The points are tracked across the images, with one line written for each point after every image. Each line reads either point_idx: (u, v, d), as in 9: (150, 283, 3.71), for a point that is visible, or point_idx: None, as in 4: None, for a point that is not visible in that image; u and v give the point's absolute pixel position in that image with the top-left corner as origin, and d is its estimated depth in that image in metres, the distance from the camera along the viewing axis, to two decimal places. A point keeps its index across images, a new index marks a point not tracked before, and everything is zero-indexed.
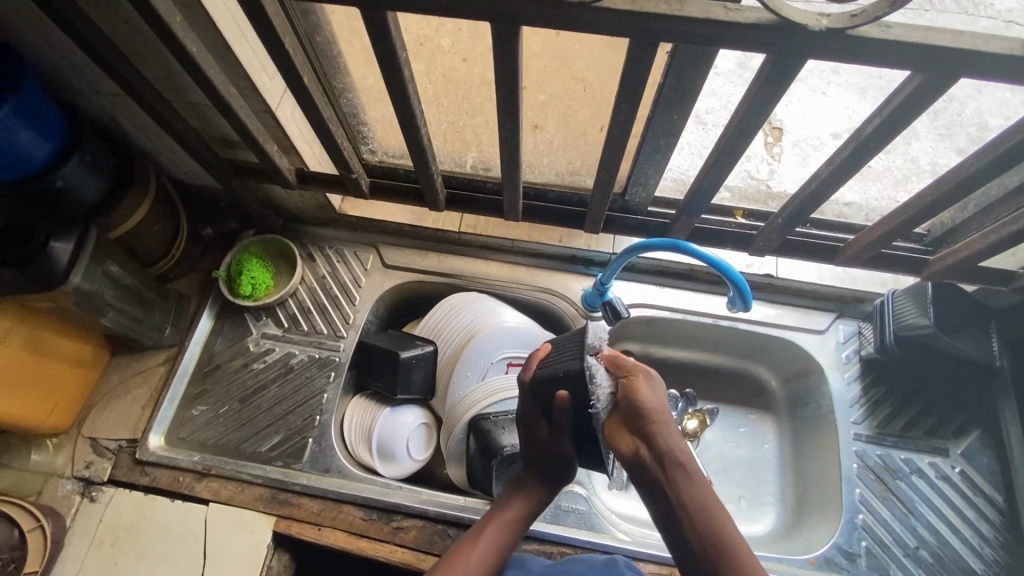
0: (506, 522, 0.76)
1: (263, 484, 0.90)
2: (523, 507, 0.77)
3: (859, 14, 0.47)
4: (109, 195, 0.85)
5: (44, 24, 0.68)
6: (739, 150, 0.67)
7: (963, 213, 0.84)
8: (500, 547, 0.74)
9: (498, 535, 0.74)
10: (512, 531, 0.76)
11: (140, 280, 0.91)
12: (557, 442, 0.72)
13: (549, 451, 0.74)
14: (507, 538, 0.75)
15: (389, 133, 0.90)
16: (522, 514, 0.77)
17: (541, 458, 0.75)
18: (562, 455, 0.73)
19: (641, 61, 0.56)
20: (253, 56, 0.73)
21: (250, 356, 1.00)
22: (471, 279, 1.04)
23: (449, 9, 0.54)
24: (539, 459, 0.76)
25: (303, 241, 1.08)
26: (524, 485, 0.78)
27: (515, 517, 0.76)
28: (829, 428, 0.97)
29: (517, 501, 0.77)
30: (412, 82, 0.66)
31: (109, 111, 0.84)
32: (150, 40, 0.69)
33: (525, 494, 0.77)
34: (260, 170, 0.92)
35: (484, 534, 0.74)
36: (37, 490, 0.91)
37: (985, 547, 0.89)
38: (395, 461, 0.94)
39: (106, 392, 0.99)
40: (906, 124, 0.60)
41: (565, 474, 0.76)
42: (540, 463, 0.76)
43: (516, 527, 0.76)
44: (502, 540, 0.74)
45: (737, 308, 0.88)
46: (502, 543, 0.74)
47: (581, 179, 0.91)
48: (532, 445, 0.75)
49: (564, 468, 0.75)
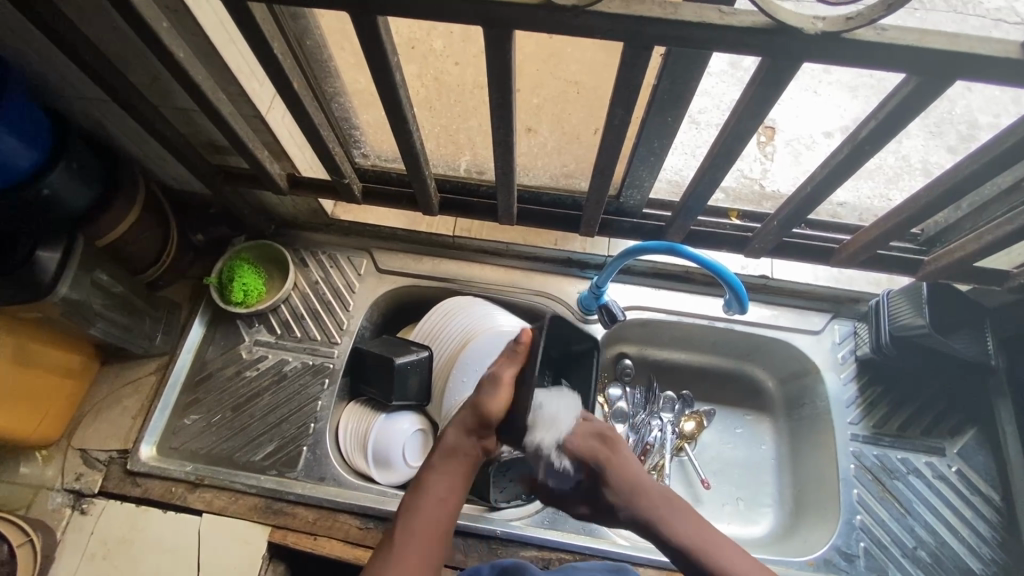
0: (437, 475, 0.71)
1: (258, 494, 0.89)
2: (453, 457, 0.72)
3: (854, 17, 0.46)
4: (97, 203, 0.84)
5: (26, 29, 0.66)
6: (734, 152, 0.67)
7: (956, 214, 0.85)
8: (435, 513, 0.69)
9: (430, 496, 0.70)
10: (444, 482, 0.71)
11: (129, 288, 0.89)
12: (498, 366, 0.72)
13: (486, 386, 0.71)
14: (441, 496, 0.70)
15: (381, 137, 0.89)
16: (456, 466, 0.72)
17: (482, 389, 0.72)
18: (497, 383, 0.71)
19: (635, 64, 0.55)
20: (241, 60, 0.72)
21: (242, 364, 0.99)
22: (467, 282, 1.03)
23: (440, 14, 0.53)
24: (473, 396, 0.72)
25: (295, 246, 1.07)
26: (453, 428, 0.73)
27: (444, 467, 0.72)
28: (826, 428, 0.97)
29: (443, 451, 0.73)
30: (404, 87, 0.65)
31: (96, 116, 0.82)
32: (136, 46, 0.68)
33: (450, 442, 0.73)
34: (250, 176, 0.90)
35: (415, 500, 0.70)
36: (27, 504, 0.90)
37: (982, 547, 0.89)
38: (393, 468, 0.93)
39: (97, 402, 0.97)
40: (903, 125, 0.59)
41: (493, 413, 0.70)
42: (472, 405, 0.72)
43: (450, 483, 0.71)
44: (440, 501, 0.70)
45: (732, 311, 0.88)
46: (436, 501, 0.69)
47: (576, 182, 0.91)
48: (481, 382, 0.74)
49: (497, 396, 0.70)
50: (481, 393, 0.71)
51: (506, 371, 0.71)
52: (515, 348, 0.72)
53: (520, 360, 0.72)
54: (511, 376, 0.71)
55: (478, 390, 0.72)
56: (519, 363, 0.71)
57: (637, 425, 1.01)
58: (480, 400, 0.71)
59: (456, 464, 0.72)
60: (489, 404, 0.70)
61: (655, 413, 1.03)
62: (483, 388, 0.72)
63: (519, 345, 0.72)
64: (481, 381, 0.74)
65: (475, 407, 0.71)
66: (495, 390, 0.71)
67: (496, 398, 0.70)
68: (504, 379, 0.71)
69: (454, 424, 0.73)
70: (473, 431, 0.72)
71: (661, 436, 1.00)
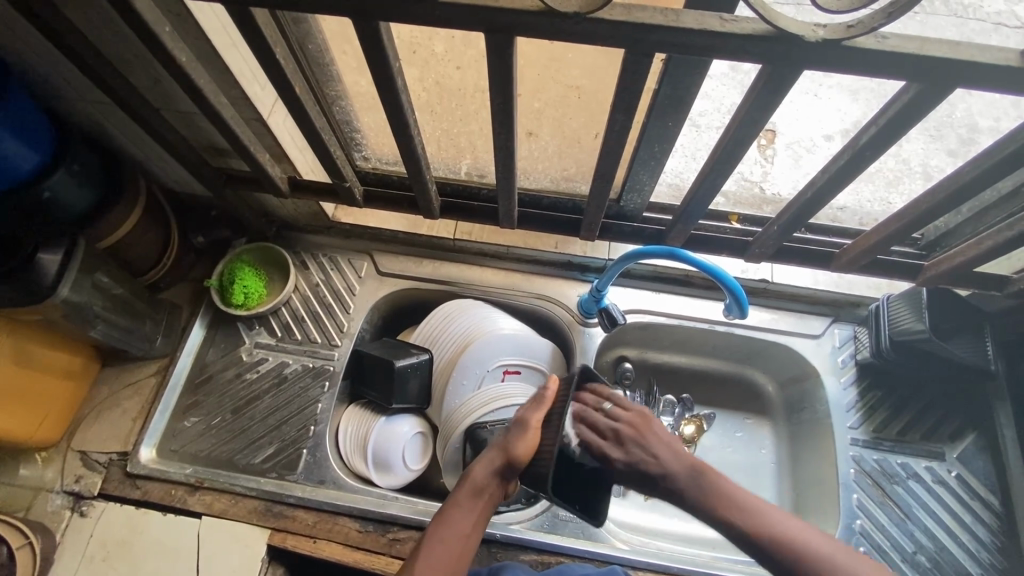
0: (460, 511, 0.70)
1: (257, 496, 0.89)
2: (477, 494, 0.71)
3: (856, 25, 0.46)
4: (98, 205, 0.84)
5: (29, 32, 0.67)
6: (735, 157, 0.67)
7: (956, 219, 0.85)
8: (458, 547, 0.68)
9: (453, 530, 0.69)
10: (469, 516, 0.70)
11: (130, 290, 0.89)
12: (526, 410, 0.75)
13: (522, 428, 0.72)
14: (465, 529, 0.69)
15: (381, 140, 0.89)
16: (481, 503, 0.71)
17: (510, 433, 0.74)
18: (527, 426, 0.72)
19: (636, 71, 0.55)
20: (244, 64, 0.72)
21: (242, 366, 0.99)
22: (467, 285, 1.03)
23: (441, 20, 0.53)
24: (505, 437, 0.73)
25: (296, 248, 1.07)
26: (481, 465, 0.72)
27: (468, 503, 0.71)
28: (825, 432, 0.97)
29: (467, 485, 0.72)
30: (405, 91, 0.65)
31: (98, 119, 0.83)
32: (138, 50, 0.68)
33: (477, 479, 0.71)
34: (251, 178, 0.91)
35: (440, 532, 0.69)
36: (26, 506, 0.90)
37: (982, 552, 0.89)
38: (393, 471, 0.93)
39: (96, 404, 0.97)
40: (904, 132, 0.59)
41: (522, 456, 0.71)
42: (501, 446, 0.72)
43: (474, 517, 0.70)
44: (462, 536, 0.69)
45: (732, 315, 0.88)
46: (459, 536, 0.68)
47: (576, 186, 0.91)
48: (507, 426, 0.75)
49: (526, 438, 0.72)
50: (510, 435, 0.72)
51: (535, 413, 0.74)
52: (540, 396, 0.76)
53: (546, 404, 0.75)
54: (539, 420, 0.73)
55: (506, 434, 0.74)
56: (547, 407, 0.74)
57: None
58: (510, 443, 0.72)
59: (480, 499, 0.71)
60: (521, 445, 0.71)
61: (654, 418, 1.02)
62: (515, 428, 0.73)
63: (545, 390, 0.76)
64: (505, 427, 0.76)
65: (504, 448, 0.72)
66: (524, 433, 0.73)
67: (526, 441, 0.71)
68: (533, 422, 0.73)
69: (483, 460, 0.72)
70: (500, 471, 0.71)
71: None
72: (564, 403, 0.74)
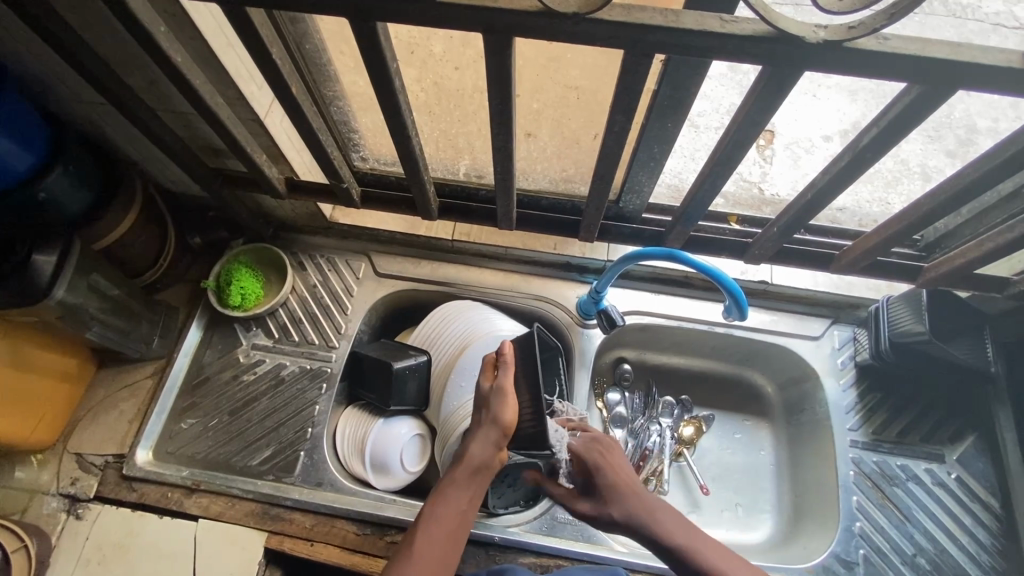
0: (457, 486, 0.73)
1: (254, 499, 0.88)
2: (473, 470, 0.73)
3: (857, 26, 0.46)
4: (95, 206, 0.84)
5: (24, 32, 0.66)
6: (736, 159, 0.67)
7: (956, 220, 0.85)
8: (455, 527, 0.70)
9: (451, 506, 0.71)
10: (464, 496, 0.72)
11: (126, 291, 0.89)
12: (497, 378, 0.77)
13: (501, 401, 0.74)
14: (462, 509, 0.71)
15: (379, 141, 0.89)
16: (477, 481, 0.73)
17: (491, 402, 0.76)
18: (505, 394, 0.75)
19: (636, 71, 0.55)
20: (240, 64, 0.72)
21: (240, 368, 0.99)
22: (466, 287, 1.03)
23: (439, 20, 0.52)
24: (489, 410, 0.75)
25: (293, 249, 1.06)
26: (476, 443, 0.73)
27: (466, 479, 0.72)
28: (824, 433, 0.97)
29: (463, 463, 0.73)
30: (403, 92, 0.65)
31: (94, 120, 0.82)
32: (134, 49, 0.67)
33: (473, 458, 0.73)
34: (248, 179, 0.90)
35: (438, 511, 0.71)
36: (21, 509, 0.89)
37: (981, 554, 0.89)
38: (390, 474, 0.92)
39: (92, 406, 0.97)
40: (905, 133, 0.59)
41: (508, 424, 0.73)
42: (487, 420, 0.74)
43: (470, 495, 0.72)
44: (458, 516, 0.71)
45: (732, 317, 0.87)
46: (457, 512, 0.71)
47: (575, 186, 0.90)
48: (486, 395, 0.77)
49: (508, 405, 0.74)
50: (492, 406, 0.74)
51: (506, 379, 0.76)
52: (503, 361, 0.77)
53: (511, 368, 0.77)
54: (512, 384, 0.76)
55: (487, 404, 0.76)
56: (513, 369, 0.76)
57: (636, 430, 1.01)
58: (495, 412, 0.74)
59: (476, 477, 0.73)
60: (506, 416, 0.73)
61: (653, 418, 1.03)
62: (493, 399, 0.75)
63: (504, 355, 0.77)
64: (480, 396, 0.78)
65: (493, 420, 0.74)
66: (504, 401, 0.75)
67: (507, 409, 0.74)
68: (509, 388, 0.75)
69: (477, 438, 0.74)
70: (491, 442, 0.73)
71: (660, 441, 0.99)
72: (526, 364, 0.77)
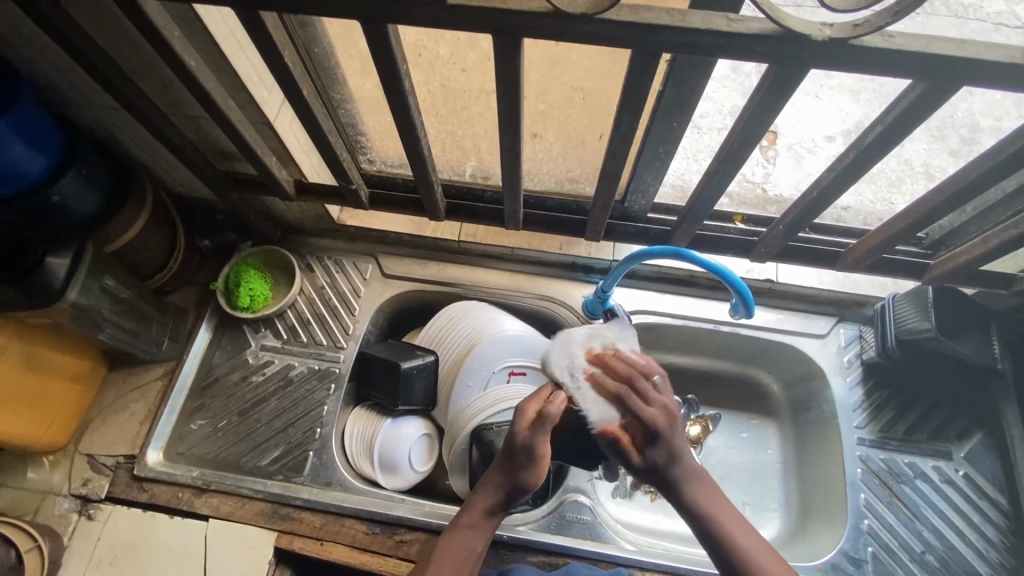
0: (472, 531, 0.72)
1: (263, 499, 0.89)
2: (486, 512, 0.72)
3: (862, 24, 0.47)
4: (106, 209, 0.85)
5: (39, 38, 0.67)
6: (741, 157, 0.67)
7: (961, 218, 0.85)
8: (467, 566, 0.71)
9: (463, 548, 0.71)
10: (478, 535, 0.72)
11: (137, 293, 0.90)
12: (533, 436, 0.69)
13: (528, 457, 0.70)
14: (474, 547, 0.72)
15: (387, 143, 0.89)
16: (489, 522, 0.73)
17: (516, 458, 0.71)
18: (537, 457, 0.70)
19: (642, 70, 0.55)
20: (251, 67, 0.73)
21: (249, 369, 1.00)
22: (472, 287, 1.03)
23: (449, 23, 0.53)
24: (512, 459, 0.71)
25: (301, 252, 1.07)
26: (489, 480, 0.73)
27: (480, 524, 0.72)
28: (831, 431, 0.97)
29: (476, 508, 0.73)
30: (412, 94, 0.66)
31: (106, 124, 0.83)
32: (147, 53, 0.68)
33: (487, 498, 0.73)
34: (257, 181, 0.91)
35: (449, 551, 0.71)
36: (34, 509, 0.90)
37: (990, 551, 0.89)
38: (398, 474, 0.93)
39: (103, 409, 0.98)
40: (910, 130, 0.59)
41: (531, 483, 0.71)
42: (507, 478, 0.72)
43: (485, 533, 0.73)
44: (469, 555, 0.71)
45: (738, 315, 0.87)
46: (469, 556, 0.71)
47: (581, 187, 0.91)
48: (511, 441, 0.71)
49: (537, 471, 0.71)
50: (518, 465, 0.71)
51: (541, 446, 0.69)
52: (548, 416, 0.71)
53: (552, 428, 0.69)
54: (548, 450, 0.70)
55: (512, 456, 0.71)
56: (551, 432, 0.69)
57: None
58: (517, 471, 0.71)
59: (491, 516, 0.73)
60: (529, 475, 0.71)
61: None
62: (519, 453, 0.70)
63: (551, 411, 0.69)
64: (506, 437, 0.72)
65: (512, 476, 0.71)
66: (534, 467, 0.71)
67: (536, 474, 0.70)
68: (542, 457, 0.70)
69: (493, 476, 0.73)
70: (505, 494, 0.72)
71: None
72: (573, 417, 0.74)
